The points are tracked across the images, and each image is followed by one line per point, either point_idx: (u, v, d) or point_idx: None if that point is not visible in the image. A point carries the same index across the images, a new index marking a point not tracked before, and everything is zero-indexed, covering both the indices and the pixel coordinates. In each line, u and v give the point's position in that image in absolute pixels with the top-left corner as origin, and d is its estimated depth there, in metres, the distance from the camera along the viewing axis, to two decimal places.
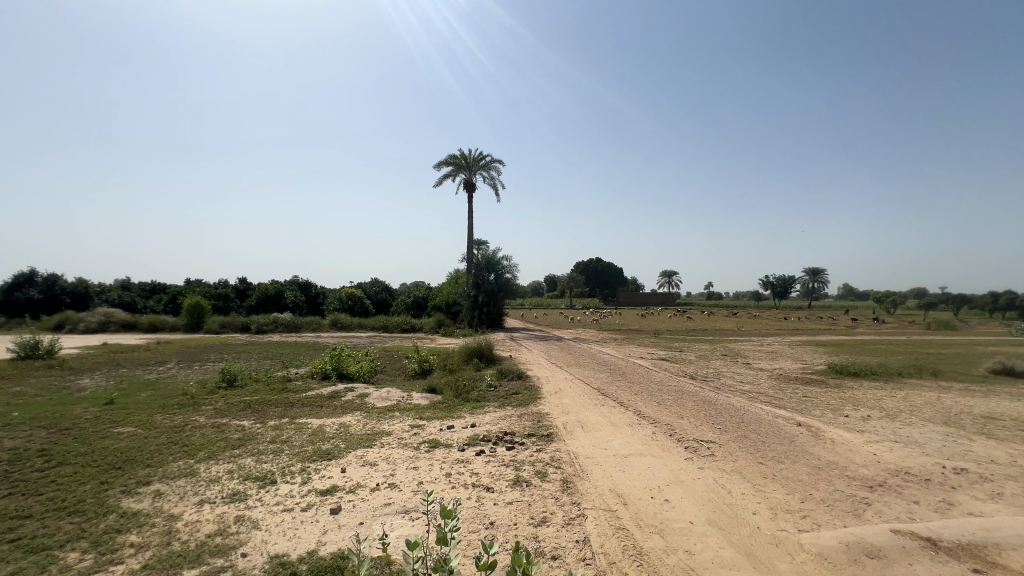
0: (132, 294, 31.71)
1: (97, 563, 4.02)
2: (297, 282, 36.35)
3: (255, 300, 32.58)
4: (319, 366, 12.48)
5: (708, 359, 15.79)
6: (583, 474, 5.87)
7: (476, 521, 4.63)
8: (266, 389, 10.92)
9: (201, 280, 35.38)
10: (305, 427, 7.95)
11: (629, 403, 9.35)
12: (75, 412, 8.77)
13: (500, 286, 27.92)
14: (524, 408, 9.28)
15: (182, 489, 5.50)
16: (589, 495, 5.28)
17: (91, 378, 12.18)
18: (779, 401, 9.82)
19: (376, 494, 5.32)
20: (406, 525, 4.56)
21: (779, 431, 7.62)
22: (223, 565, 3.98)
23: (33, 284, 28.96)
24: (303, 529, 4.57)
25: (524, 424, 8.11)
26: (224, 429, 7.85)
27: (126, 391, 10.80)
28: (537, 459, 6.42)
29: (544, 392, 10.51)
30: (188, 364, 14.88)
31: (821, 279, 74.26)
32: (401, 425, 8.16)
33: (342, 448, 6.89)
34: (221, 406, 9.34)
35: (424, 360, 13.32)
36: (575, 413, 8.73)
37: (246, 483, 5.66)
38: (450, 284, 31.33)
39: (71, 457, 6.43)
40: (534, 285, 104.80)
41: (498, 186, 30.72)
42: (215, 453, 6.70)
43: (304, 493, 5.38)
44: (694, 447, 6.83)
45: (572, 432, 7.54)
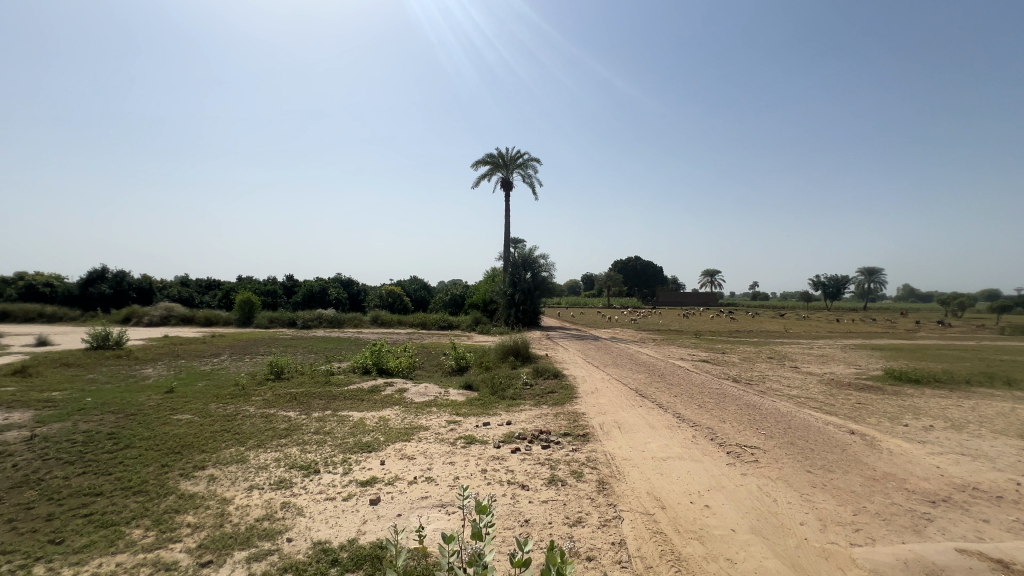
0: (190, 290, 33.74)
1: (158, 540, 4.30)
2: (340, 280, 37.67)
3: (301, 296, 34.01)
4: (360, 360, 12.87)
5: (753, 361, 15.20)
6: (619, 476, 5.78)
7: (511, 518, 4.64)
8: (311, 382, 11.38)
9: (252, 277, 37.30)
10: (347, 420, 8.22)
11: (668, 405, 9.11)
12: (140, 399, 9.45)
13: (537, 284, 27.85)
14: (560, 407, 9.22)
15: (234, 474, 5.81)
16: (625, 497, 5.19)
17: (154, 368, 13.09)
18: (830, 407, 9.31)
19: (413, 487, 5.42)
20: (442, 519, 4.62)
21: (830, 438, 7.23)
22: (270, 548, 4.18)
23: (104, 279, 31.29)
24: (344, 518, 4.73)
25: (559, 423, 8.07)
26: (271, 419, 8.23)
27: (185, 380, 11.53)
28: (572, 458, 6.37)
29: (580, 392, 10.41)
30: (239, 356, 15.72)
31: (879, 279, 70.07)
32: (438, 420, 8.31)
33: (381, 441, 7.09)
34: (270, 397, 9.80)
35: (460, 357, 13.54)
36: (611, 413, 8.59)
37: (292, 471, 5.92)
38: (487, 282, 31.63)
39: (135, 442, 6.89)
40: (571, 283, 104.04)
41: (535, 184, 30.59)
42: (263, 442, 7.02)
43: (345, 483, 5.56)
44: (736, 452, 6.58)
45: (608, 433, 7.44)
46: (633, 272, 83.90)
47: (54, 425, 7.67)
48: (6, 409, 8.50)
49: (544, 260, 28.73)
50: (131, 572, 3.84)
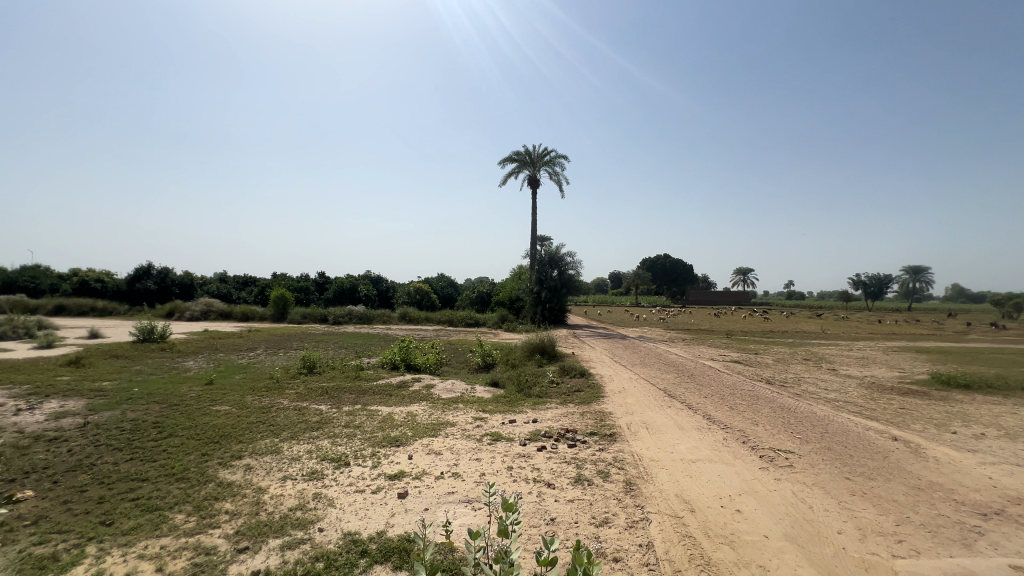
0: (228, 286, 35.13)
1: (199, 525, 4.49)
2: (370, 277, 38.46)
3: (332, 293, 34.88)
4: (389, 356, 13.11)
5: (787, 363, 14.72)
6: (647, 477, 5.70)
7: (537, 516, 4.64)
8: (341, 377, 11.67)
9: (285, 274, 38.48)
10: (376, 414, 8.39)
11: (698, 406, 8.92)
12: (182, 390, 9.91)
13: (563, 282, 27.69)
14: (587, 406, 9.15)
15: (269, 465, 6.01)
16: (653, 499, 5.11)
17: (195, 361, 13.69)
18: (871, 412, 8.91)
19: (440, 482, 5.49)
20: (468, 514, 4.67)
21: (871, 445, 6.92)
22: (303, 538, 4.31)
23: (149, 275, 32.83)
24: (373, 510, 4.83)
25: (586, 422, 8.01)
26: (304, 412, 8.48)
27: (223, 373, 12.01)
28: (599, 458, 6.31)
29: (607, 391, 10.32)
30: (274, 351, 16.27)
31: (925, 279, 66.70)
32: (465, 416, 8.38)
33: (409, 436, 7.20)
34: (302, 391, 10.09)
35: (487, 354, 13.62)
36: (639, 413, 8.48)
37: (323, 463, 6.09)
38: (513, 279, 31.69)
39: (177, 431, 7.21)
40: (598, 280, 102.89)
41: (562, 182, 30.40)
42: (297, 434, 7.24)
43: (374, 476, 5.68)
44: (770, 456, 6.39)
45: (636, 433, 7.34)
46: (661, 270, 82.42)
47: (105, 413, 8.11)
48: (62, 396, 9.05)
49: (571, 258, 28.56)
50: (174, 555, 4.03)
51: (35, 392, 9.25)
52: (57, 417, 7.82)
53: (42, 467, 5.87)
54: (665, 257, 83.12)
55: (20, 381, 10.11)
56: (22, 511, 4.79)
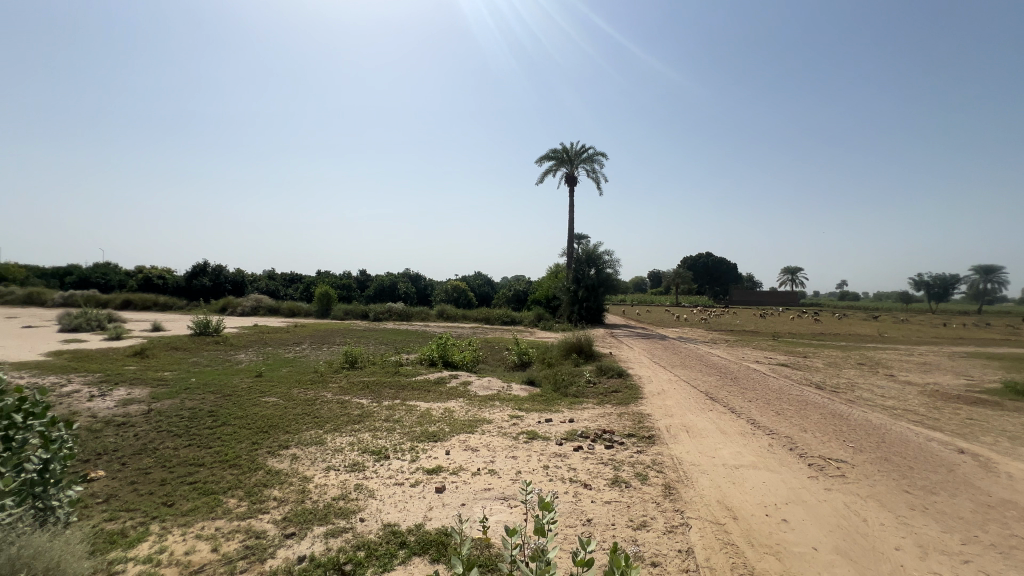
0: (276, 283, 36.80)
1: (250, 510, 4.74)
2: (409, 275, 39.42)
3: (373, 290, 35.87)
4: (427, 353, 13.35)
5: (839, 367, 13.96)
6: (687, 481, 5.56)
7: (573, 516, 4.62)
8: (382, 372, 12.00)
9: (329, 272, 39.96)
10: (414, 409, 8.58)
11: (742, 411, 8.60)
12: (235, 381, 10.48)
13: (601, 281, 27.36)
14: (624, 407, 9.01)
15: (313, 455, 6.25)
16: (693, 504, 4.98)
17: (246, 354, 14.44)
18: (934, 422, 8.31)
19: (477, 478, 5.55)
20: (504, 512, 4.70)
21: (933, 457, 6.46)
22: (345, 526, 4.46)
23: (205, 272, 34.79)
24: (412, 503, 4.94)
25: (624, 423, 7.89)
26: (346, 405, 8.77)
27: (271, 366, 12.61)
28: (637, 460, 6.20)
29: (646, 392, 10.13)
30: (318, 345, 16.93)
31: (997, 279, 61.65)
32: (501, 414, 8.44)
33: (446, 432, 7.32)
34: (345, 385, 10.45)
35: (523, 352, 13.64)
36: (679, 416, 8.27)
37: (365, 455, 6.28)
38: (550, 277, 31.59)
39: (230, 420, 7.63)
40: (636, 279, 100.93)
41: (600, 179, 30.02)
42: (339, 426, 7.49)
43: (413, 470, 5.81)
44: (819, 464, 6.08)
45: (675, 437, 7.16)
46: (703, 268, 79.95)
47: (166, 401, 8.69)
48: (128, 385, 9.76)
49: (609, 256, 28.17)
50: (228, 537, 4.26)
51: (105, 380, 10.02)
52: (125, 404, 8.43)
53: (112, 450, 6.34)
54: (707, 256, 80.58)
55: (92, 369, 10.96)
56: (95, 489, 5.20)
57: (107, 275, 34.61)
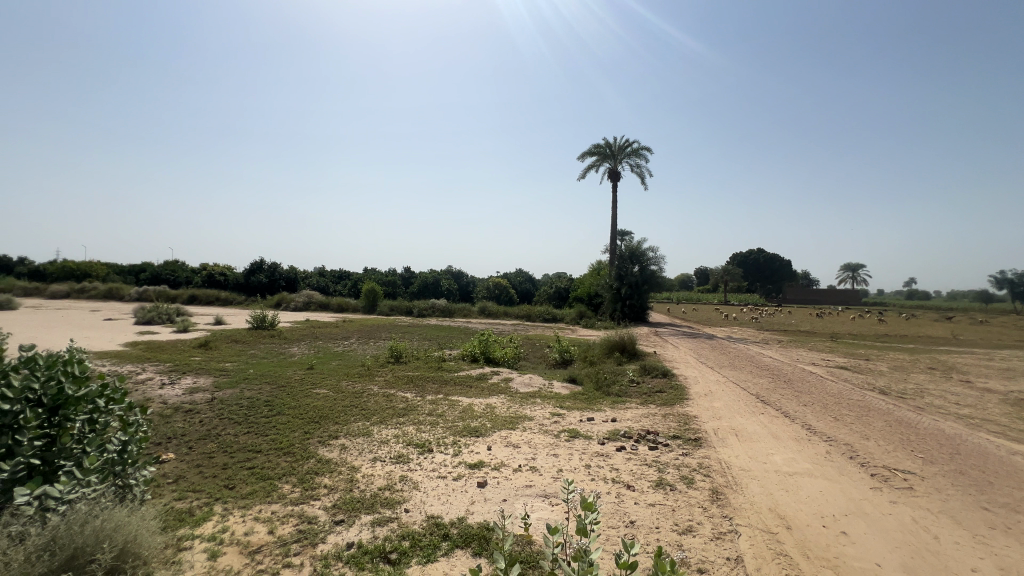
0: (326, 280, 38.44)
1: (303, 496, 4.98)
2: (452, 272, 40.09)
3: (416, 287, 36.68)
4: (469, 349, 13.51)
5: (907, 371, 12.98)
6: (736, 487, 5.35)
7: (616, 518, 4.54)
8: (425, 367, 12.28)
9: (376, 269, 41.29)
10: (456, 404, 8.72)
11: (796, 415, 8.16)
12: (288, 373, 11.03)
13: (645, 278, 26.78)
14: (669, 407, 8.78)
15: (361, 446, 6.48)
16: (743, 511, 4.78)
17: (299, 347, 15.17)
18: (1019, 434, 7.57)
19: (518, 475, 5.57)
20: (546, 509, 4.69)
21: (1017, 472, 5.88)
22: (391, 516, 4.60)
23: (261, 269, 36.77)
24: (454, 496, 5.02)
25: (668, 424, 7.67)
26: (391, 398, 9.03)
27: (322, 359, 13.19)
28: (683, 463, 6.01)
29: (692, 393, 9.82)
30: (366, 340, 17.53)
31: None
32: (542, 411, 8.43)
33: (488, 427, 7.38)
34: (390, 378, 10.77)
35: (565, 350, 13.56)
36: (727, 419, 7.96)
37: (409, 448, 6.44)
38: (592, 275, 31.22)
39: (284, 410, 8.03)
40: (682, 277, 97.83)
41: (645, 174, 29.30)
42: (385, 419, 7.73)
43: (455, 464, 5.90)
44: (884, 475, 5.67)
45: (724, 440, 6.90)
46: (754, 265, 76.43)
47: (227, 390, 9.28)
48: (195, 374, 10.50)
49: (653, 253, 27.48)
50: (282, 520, 4.49)
51: (174, 369, 10.82)
52: (191, 392, 9.06)
53: (180, 434, 6.83)
54: (758, 253, 77.11)
55: (164, 359, 11.87)
56: (166, 470, 5.61)
57: (176, 272, 37.29)
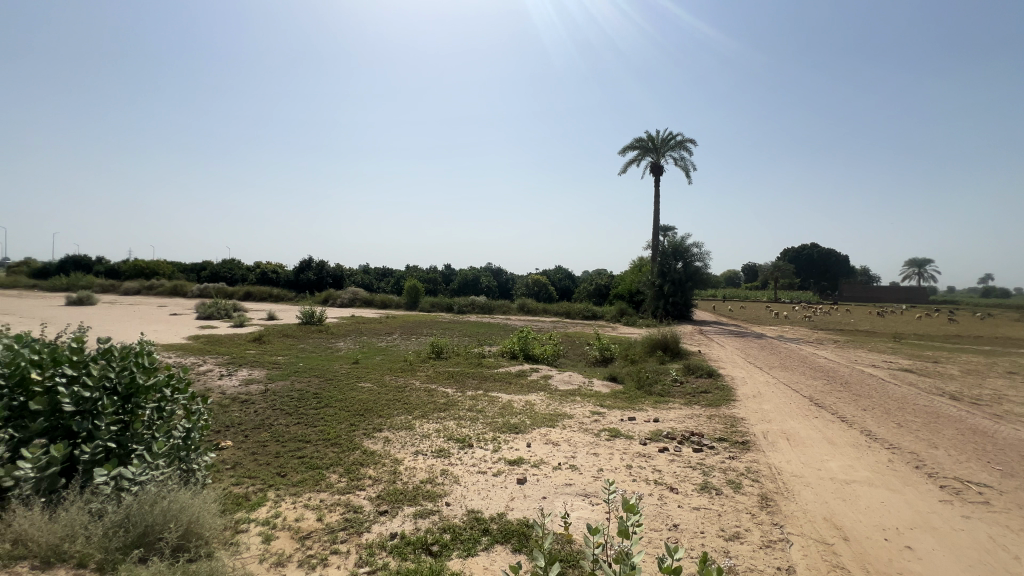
0: (370, 277, 39.65)
1: (349, 486, 5.16)
2: (491, 269, 40.42)
3: (456, 284, 37.20)
4: (509, 346, 13.57)
5: (982, 376, 11.95)
6: (787, 493, 5.10)
7: (658, 520, 4.44)
8: (466, 363, 12.43)
9: (417, 267, 42.17)
10: (496, 401, 8.78)
11: (854, 420, 7.68)
12: (335, 367, 11.47)
13: (689, 275, 25.99)
14: (714, 408, 8.49)
15: (403, 439, 6.64)
16: (795, 519, 4.55)
17: (345, 342, 15.75)
18: None
19: (558, 473, 5.54)
20: (586, 508, 4.65)
21: None
22: (432, 509, 4.69)
23: (310, 267, 38.36)
24: (494, 492, 5.06)
25: (714, 426, 7.41)
26: (432, 393, 9.21)
27: (367, 354, 13.63)
28: (729, 467, 5.79)
29: (739, 394, 9.45)
30: (408, 336, 17.97)
31: None
32: (583, 409, 8.35)
33: (527, 424, 7.39)
34: (432, 374, 10.99)
35: (605, 348, 13.38)
36: (778, 422, 7.61)
37: (450, 442, 6.55)
38: (633, 271, 30.62)
39: (332, 402, 8.36)
40: (728, 274, 94.26)
41: (690, 167, 28.33)
42: (427, 413, 7.89)
43: (495, 459, 5.95)
44: (955, 488, 5.25)
45: (774, 444, 6.60)
46: (807, 261, 72.62)
47: (279, 382, 9.75)
48: (250, 367, 11.11)
49: (698, 248, 26.60)
50: (330, 508, 4.68)
51: (232, 361, 11.49)
52: (246, 383, 9.60)
53: (237, 423, 7.24)
54: (812, 248, 73.18)
55: (222, 352, 12.62)
56: (225, 456, 5.97)
57: (233, 270, 39.55)
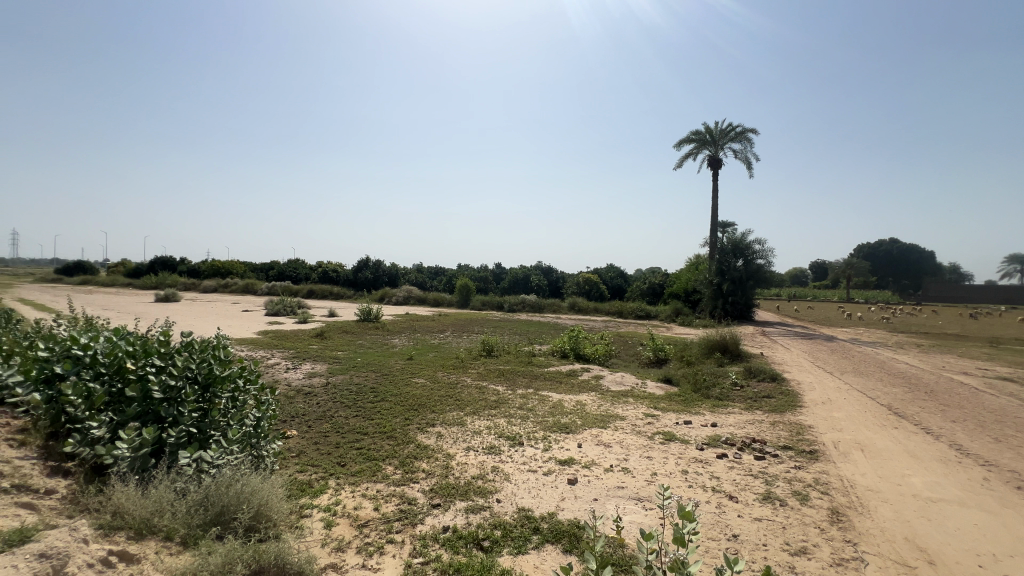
0: (424, 277, 40.87)
1: (404, 478, 5.33)
2: (542, 268, 40.40)
3: (507, 283, 37.50)
4: (559, 345, 13.48)
5: None
6: (861, 509, 4.72)
7: (716, 530, 4.24)
8: (516, 361, 12.49)
9: (468, 266, 42.87)
10: (547, 400, 8.75)
11: (942, 432, 6.98)
12: (391, 362, 11.89)
13: (750, 274, 24.71)
14: (778, 415, 8.02)
15: (455, 435, 6.76)
16: (872, 538, 4.20)
17: (400, 339, 16.29)
18: None
19: (609, 475, 5.44)
20: (638, 513, 4.53)
21: None
22: (483, 505, 4.75)
23: (367, 267, 40.04)
24: (545, 491, 5.05)
25: (778, 433, 6.99)
26: (483, 390, 9.33)
27: (420, 351, 14.03)
28: (795, 477, 5.44)
29: (806, 400, 8.87)
30: (460, 333, 18.33)
31: None
32: (635, 411, 8.15)
33: (578, 424, 7.31)
34: (483, 371, 11.13)
35: (659, 348, 12.99)
36: (851, 431, 7.07)
37: (501, 440, 6.60)
38: (688, 270, 29.54)
39: (387, 396, 8.67)
40: (794, 272, 88.67)
41: (751, 160, 26.87)
42: (478, 410, 8.00)
43: (546, 459, 5.93)
44: None
45: (846, 455, 6.13)
46: (884, 258, 67.19)
47: (339, 376, 10.24)
48: (313, 361, 11.75)
49: (760, 245, 25.20)
50: (386, 499, 4.85)
51: (297, 356, 12.20)
52: (310, 376, 10.17)
53: (301, 413, 7.68)
54: (890, 244, 67.70)
55: (288, 347, 13.44)
56: (291, 445, 6.35)
57: (297, 270, 42.02)
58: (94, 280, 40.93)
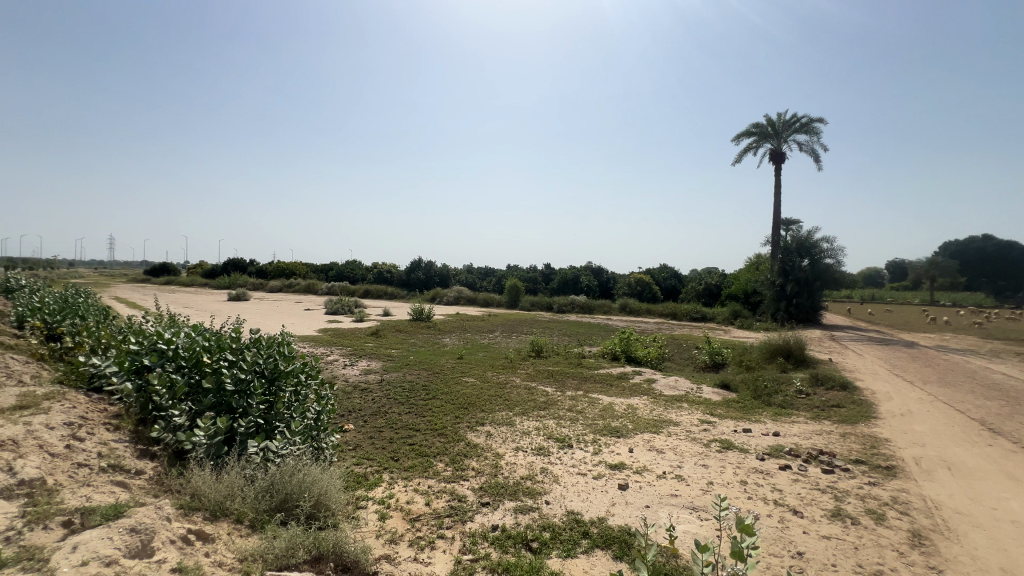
0: (474, 278, 41.44)
1: (454, 475, 5.42)
2: (592, 268, 39.88)
3: (556, 283, 37.32)
4: (610, 346, 13.23)
5: None
6: (947, 532, 4.29)
7: (779, 545, 4.00)
8: (566, 362, 12.39)
9: (517, 266, 43.04)
10: (596, 402, 8.60)
11: None
12: (442, 361, 12.16)
13: (817, 274, 23.16)
14: (849, 426, 7.44)
15: (504, 435, 6.80)
16: (960, 566, 3.80)
17: (451, 338, 16.62)
18: None
19: (662, 482, 5.27)
20: (693, 523, 4.35)
21: None
22: (532, 505, 4.74)
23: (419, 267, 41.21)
24: (595, 495, 4.97)
25: (849, 446, 6.48)
26: (532, 391, 9.31)
27: (470, 350, 14.25)
28: (869, 494, 5.02)
29: (881, 411, 8.18)
30: (509, 334, 18.45)
31: None
32: (690, 417, 7.85)
33: (629, 428, 7.14)
34: (531, 372, 11.13)
35: (716, 352, 12.43)
36: (935, 447, 6.43)
37: (550, 441, 6.56)
38: (748, 270, 28.12)
39: (438, 394, 8.86)
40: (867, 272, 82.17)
41: (819, 151, 25.08)
42: (527, 411, 8.00)
43: (596, 462, 5.83)
44: None
45: (929, 473, 5.58)
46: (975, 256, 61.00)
47: (393, 374, 10.59)
48: (369, 358, 12.22)
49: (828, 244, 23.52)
50: (436, 495, 4.96)
51: (354, 353, 12.74)
52: (366, 373, 10.59)
53: (358, 409, 8.01)
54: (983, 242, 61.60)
55: (346, 344, 14.07)
56: (348, 438, 6.64)
57: (355, 270, 43.92)
58: (177, 281, 44.79)
